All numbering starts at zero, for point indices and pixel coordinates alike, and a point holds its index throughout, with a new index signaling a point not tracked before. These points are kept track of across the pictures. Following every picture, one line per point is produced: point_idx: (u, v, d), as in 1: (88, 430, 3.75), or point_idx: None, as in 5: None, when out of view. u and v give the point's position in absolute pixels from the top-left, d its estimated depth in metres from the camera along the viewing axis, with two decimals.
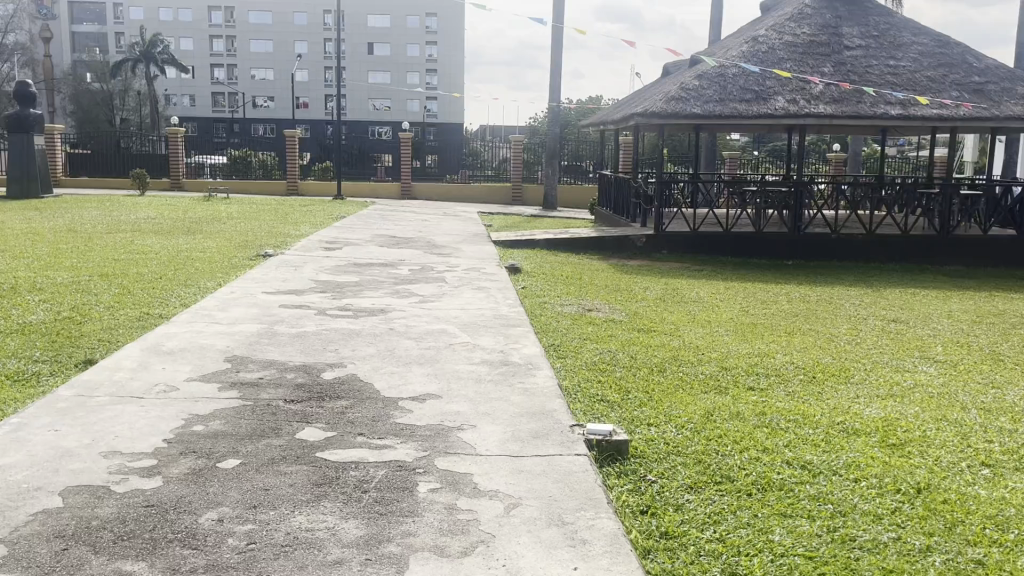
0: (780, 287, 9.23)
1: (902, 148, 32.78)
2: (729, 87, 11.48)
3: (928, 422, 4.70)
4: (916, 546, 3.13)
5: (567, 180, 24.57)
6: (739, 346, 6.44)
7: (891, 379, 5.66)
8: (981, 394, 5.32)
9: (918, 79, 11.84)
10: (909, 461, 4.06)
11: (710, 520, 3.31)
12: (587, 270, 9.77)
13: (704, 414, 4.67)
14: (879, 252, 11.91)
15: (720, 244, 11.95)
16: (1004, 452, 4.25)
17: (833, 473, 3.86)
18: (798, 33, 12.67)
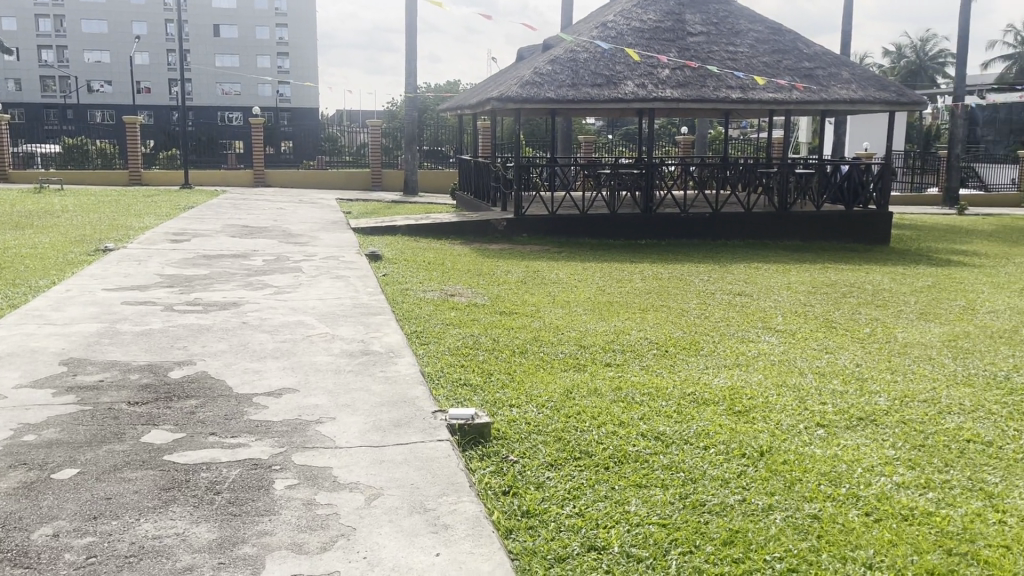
0: (635, 266, 9.53)
1: (746, 130, 34.63)
2: (580, 71, 11.72)
3: (770, 388, 5.01)
4: (759, 506, 3.33)
5: (429, 165, 24.46)
6: (597, 324, 6.63)
7: (737, 349, 5.98)
8: (815, 359, 5.73)
9: (755, 64, 12.50)
10: (754, 426, 4.31)
11: (569, 495, 3.39)
12: (448, 255, 9.76)
13: (564, 393, 4.78)
14: (727, 229, 12.53)
15: (578, 226, 12.22)
16: (836, 412, 4.58)
17: (685, 442, 4.03)
18: (644, 19, 13.08)
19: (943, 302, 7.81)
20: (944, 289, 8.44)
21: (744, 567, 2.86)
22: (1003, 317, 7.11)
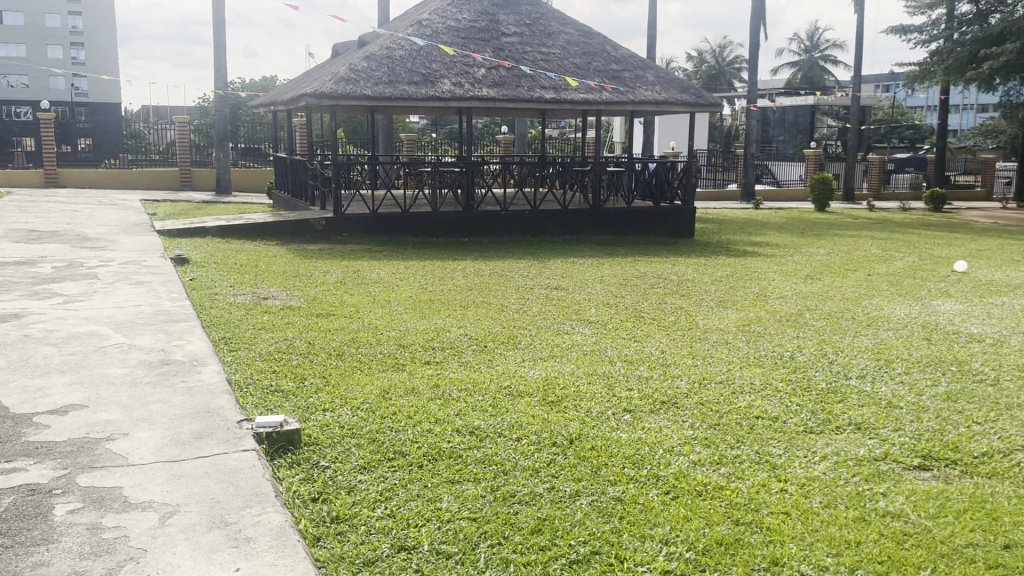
0: (455, 263, 9.58)
1: (564, 130, 35.78)
2: (397, 69, 11.63)
3: (582, 377, 5.19)
4: (566, 493, 3.43)
5: (244, 163, 23.47)
6: (417, 323, 6.60)
7: (552, 341, 6.14)
8: (625, 348, 5.99)
9: (566, 65, 12.92)
10: (566, 415, 4.44)
11: (381, 497, 3.35)
12: (262, 257, 9.39)
13: (380, 394, 4.72)
14: (546, 226, 12.89)
15: (399, 225, 12.14)
16: (641, 397, 4.82)
17: (498, 435, 4.10)
18: (459, 18, 13.19)
19: (740, 289, 8.41)
20: (740, 278, 9.10)
21: (549, 553, 2.94)
22: (791, 302, 7.75)
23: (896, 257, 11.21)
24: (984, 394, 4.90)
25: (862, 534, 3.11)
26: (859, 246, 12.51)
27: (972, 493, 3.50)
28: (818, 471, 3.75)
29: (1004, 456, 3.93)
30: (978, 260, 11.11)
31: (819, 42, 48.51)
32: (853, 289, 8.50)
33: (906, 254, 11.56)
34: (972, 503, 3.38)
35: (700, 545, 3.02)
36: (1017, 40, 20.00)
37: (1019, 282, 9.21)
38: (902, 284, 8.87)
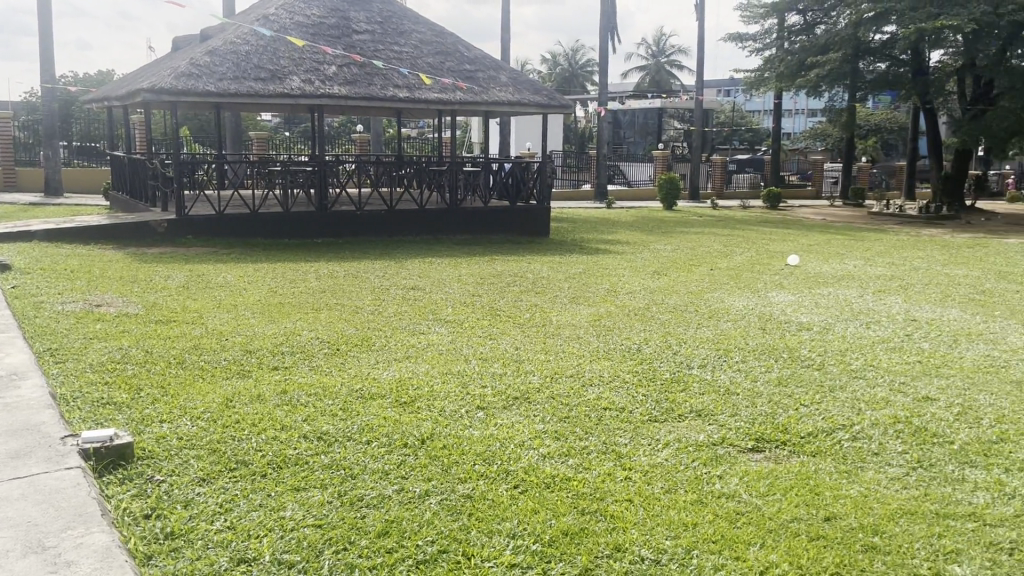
0: (307, 265, 9.33)
1: (422, 130, 35.65)
2: (242, 64, 11.20)
3: (435, 377, 5.17)
4: (416, 493, 3.40)
5: (78, 163, 21.95)
6: (266, 328, 6.37)
7: (407, 342, 6.08)
8: (480, 346, 6.01)
9: (419, 65, 12.86)
10: (417, 415, 4.40)
11: (220, 510, 3.20)
12: (96, 261, 8.80)
13: (223, 402, 4.52)
14: (402, 226, 12.80)
15: (249, 226, 11.73)
16: (495, 394, 4.85)
17: (348, 439, 4.01)
18: (308, 14, 12.87)
19: (591, 286, 8.64)
20: (592, 274, 9.35)
21: (396, 555, 2.90)
22: (639, 297, 8.04)
23: (735, 252, 11.87)
24: (811, 377, 5.25)
25: (699, 516, 3.25)
26: (703, 242, 13.12)
27: (799, 470, 3.74)
28: (661, 458, 3.89)
29: (827, 434, 4.21)
30: (808, 254, 11.94)
31: (664, 47, 50.66)
32: (696, 283, 8.92)
33: (745, 249, 12.26)
34: (797, 480, 3.61)
35: (546, 536, 3.07)
36: (839, 50, 21.64)
37: (842, 273, 9.97)
38: (740, 278, 9.39)
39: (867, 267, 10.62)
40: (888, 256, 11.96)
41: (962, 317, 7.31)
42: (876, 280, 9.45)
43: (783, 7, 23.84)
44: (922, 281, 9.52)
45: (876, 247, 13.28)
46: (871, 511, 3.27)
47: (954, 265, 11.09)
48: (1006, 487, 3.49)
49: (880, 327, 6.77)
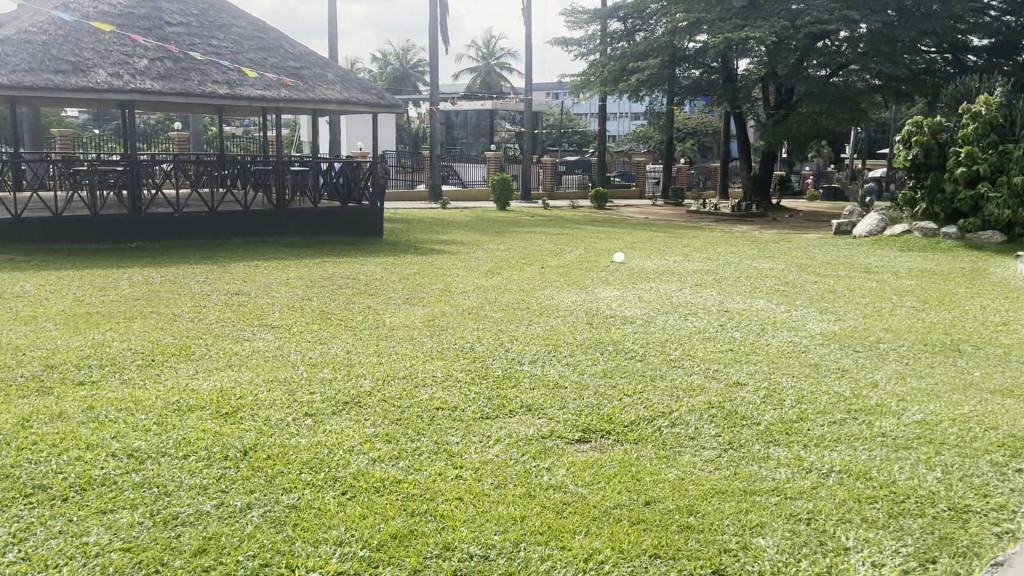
0: (120, 271, 8.72)
1: (247, 128, 34.29)
2: (39, 55, 10.31)
3: (260, 386, 4.96)
4: (237, 507, 3.25)
5: None
6: (71, 340, 5.88)
7: (230, 350, 5.81)
8: (309, 351, 5.83)
9: (240, 60, 12.35)
10: (240, 426, 4.21)
11: (12, 541, 2.92)
12: None
13: (18, 423, 4.12)
14: (226, 229, 12.23)
15: (52, 231, 10.82)
16: (323, 400, 4.72)
17: (163, 454, 3.77)
18: (114, 3, 12.06)
19: (425, 286, 8.60)
20: (426, 275, 9.32)
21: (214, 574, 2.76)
22: (473, 296, 8.09)
23: (565, 250, 12.21)
24: (634, 368, 5.48)
25: (527, 509, 3.30)
26: (534, 241, 13.43)
27: (621, 458, 3.88)
28: (491, 454, 3.93)
29: (648, 422, 4.40)
30: (632, 251, 12.48)
31: (494, 50, 51.47)
32: (528, 281, 9.10)
33: (574, 248, 12.65)
34: (621, 467, 3.75)
35: (374, 541, 3.01)
36: (657, 56, 22.79)
37: (663, 268, 10.50)
38: (569, 275, 9.68)
39: (686, 262, 11.24)
40: (704, 252, 12.73)
41: (768, 306, 7.89)
42: (693, 275, 10.02)
43: (605, 15, 24.82)
44: (733, 274, 10.20)
45: (694, 243, 14.09)
46: (687, 493, 3.44)
47: (762, 258, 11.96)
48: (804, 462, 3.79)
49: (696, 319, 7.17)
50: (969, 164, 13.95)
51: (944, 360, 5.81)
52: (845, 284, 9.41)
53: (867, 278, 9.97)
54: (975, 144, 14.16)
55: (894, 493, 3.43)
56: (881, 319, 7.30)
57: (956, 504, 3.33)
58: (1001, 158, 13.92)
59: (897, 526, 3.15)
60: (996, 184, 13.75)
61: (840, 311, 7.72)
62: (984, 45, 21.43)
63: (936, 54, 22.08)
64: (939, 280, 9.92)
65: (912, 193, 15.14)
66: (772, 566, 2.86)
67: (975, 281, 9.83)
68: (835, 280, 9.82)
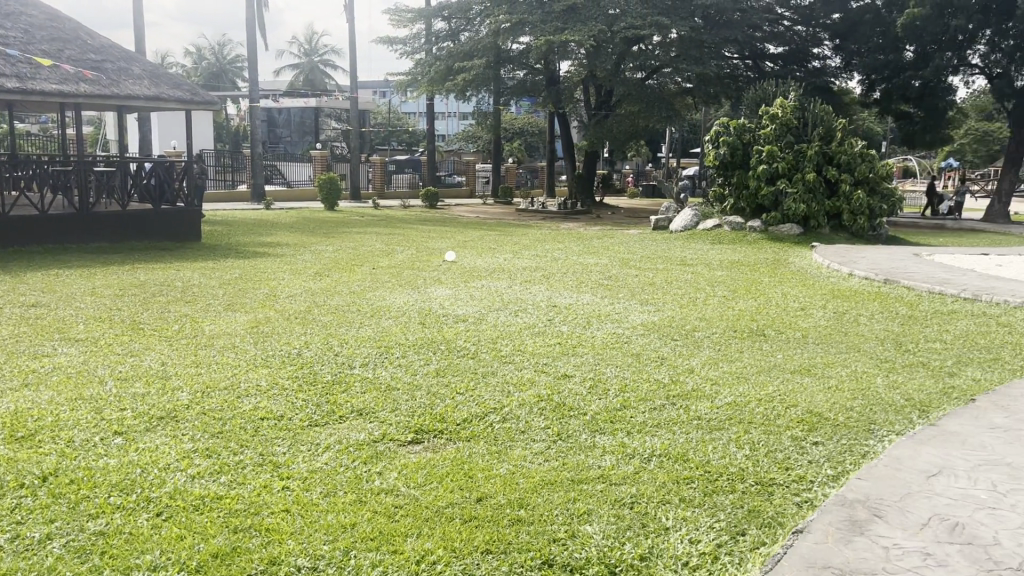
0: None
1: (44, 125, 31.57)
2: None
3: (62, 405, 4.56)
4: (35, 539, 2.97)
5: None
6: None
7: (26, 368, 5.30)
8: (118, 365, 5.43)
9: (32, 51, 11.33)
10: (39, 450, 3.85)
11: None
12: None
13: None
14: (20, 235, 11.18)
15: None
16: (135, 417, 4.41)
17: None
18: None
19: (248, 291, 8.25)
20: (249, 279, 8.94)
21: None
22: (299, 300, 7.84)
23: (396, 250, 12.10)
24: (466, 366, 5.50)
25: (358, 515, 3.23)
26: (364, 242, 13.21)
27: (454, 456, 3.88)
28: (320, 462, 3.81)
29: (479, 419, 4.44)
30: (463, 250, 12.56)
31: (316, 46, 50.19)
32: (357, 283, 8.94)
33: (405, 247, 12.57)
34: (453, 466, 3.74)
35: (194, 563, 2.85)
36: (482, 56, 23.02)
37: (493, 266, 10.64)
38: (400, 275, 9.59)
39: (515, 259, 11.45)
40: (533, 248, 13.01)
41: (594, 300, 8.18)
42: (522, 271, 10.21)
43: (430, 14, 24.85)
44: (561, 270, 10.50)
45: (523, 241, 14.38)
46: (518, 486, 3.50)
47: (587, 254, 12.39)
48: (627, 448, 3.95)
49: (526, 315, 7.33)
50: (769, 162, 15.10)
51: (752, 345, 6.25)
52: (663, 277, 9.93)
53: (684, 271, 10.57)
54: (774, 143, 15.35)
55: (708, 472, 3.65)
56: (696, 309, 7.75)
57: (762, 478, 3.59)
58: (797, 157, 15.17)
59: (711, 503, 3.34)
60: (793, 180, 14.97)
61: (659, 303, 8.12)
62: (779, 53, 23.26)
63: (739, 60, 23.74)
64: (746, 271, 10.68)
65: (721, 190, 16.16)
66: (598, 551, 2.95)
67: (777, 271, 10.65)
68: (653, 273, 10.33)
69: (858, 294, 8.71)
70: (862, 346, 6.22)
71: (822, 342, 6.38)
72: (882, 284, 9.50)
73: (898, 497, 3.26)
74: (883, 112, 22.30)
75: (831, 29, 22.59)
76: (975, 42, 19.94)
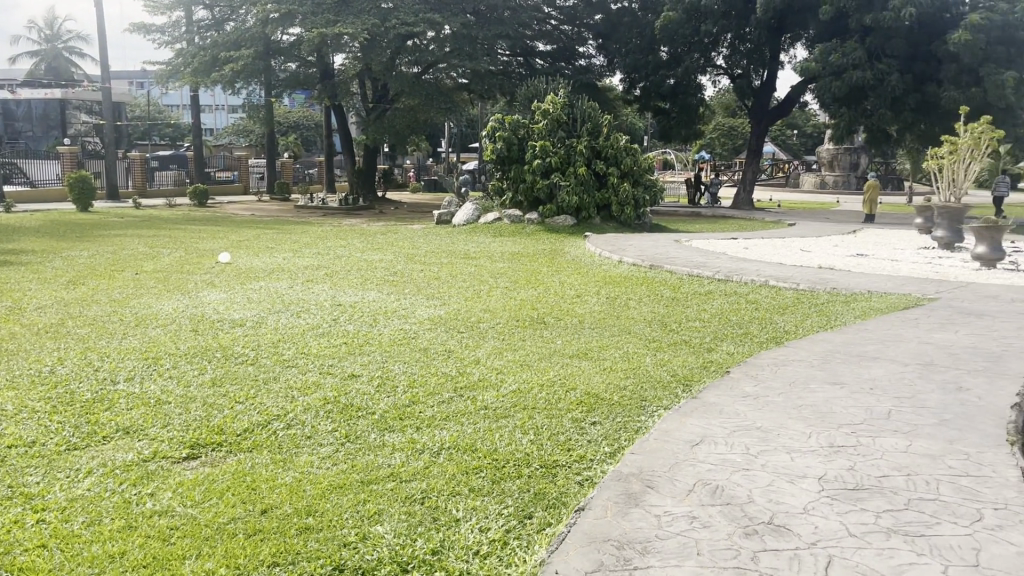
0: None
1: None
2: None
3: None
4: None
5: None
6: None
7: None
8: None
9: None
10: None
11: None
12: None
13: None
14: None
15: None
16: None
17: None
18: None
19: None
20: None
21: None
22: (50, 312, 7.10)
23: (162, 253, 11.28)
24: (245, 373, 5.24)
25: (127, 543, 2.98)
26: (125, 245, 12.22)
27: (235, 469, 3.68)
28: (82, 489, 3.47)
29: (262, 427, 4.24)
30: (238, 250, 11.97)
31: (59, 31, 45.62)
32: (119, 290, 8.25)
33: (173, 250, 11.76)
34: (233, 479, 3.55)
35: None
36: (250, 46, 22.13)
37: (271, 266, 10.23)
38: (169, 280, 8.95)
39: (295, 258, 11.08)
40: (313, 247, 12.66)
41: (378, 297, 8.09)
42: (303, 271, 9.91)
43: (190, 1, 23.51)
44: (343, 267, 10.30)
45: (302, 239, 13.97)
46: (305, 494, 3.38)
47: (370, 251, 12.25)
48: (416, 444, 3.95)
49: (309, 315, 7.11)
50: (543, 156, 15.70)
51: (534, 333, 6.47)
52: (448, 271, 10.03)
53: (467, 263, 10.75)
54: (547, 139, 15.98)
55: (496, 460, 3.73)
56: (480, 301, 7.90)
57: (547, 461, 3.73)
58: (568, 151, 15.89)
59: (499, 490, 3.42)
60: (566, 174, 15.68)
61: (444, 296, 8.20)
62: (548, 50, 24.20)
63: (511, 57, 24.43)
64: (526, 261, 11.05)
65: (500, 183, 16.58)
66: (390, 551, 2.91)
67: (555, 261, 11.11)
68: (437, 267, 10.41)
69: (628, 280, 9.29)
70: (633, 328, 6.64)
71: (596, 326, 6.74)
72: (649, 269, 10.20)
73: (667, 468, 3.51)
74: (644, 108, 23.92)
75: (594, 30, 23.85)
76: (719, 45, 21.89)
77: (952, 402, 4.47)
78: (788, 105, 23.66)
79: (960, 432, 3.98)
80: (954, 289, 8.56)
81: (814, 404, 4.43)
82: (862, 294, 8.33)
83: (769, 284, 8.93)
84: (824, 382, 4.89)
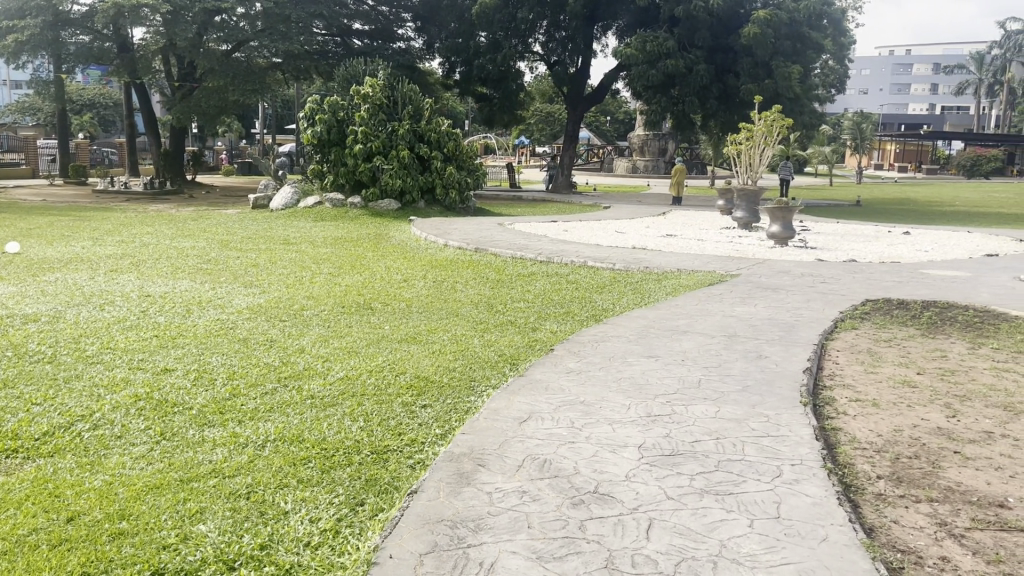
0: None
1: None
2: None
3: None
4: None
5: None
6: None
7: None
8: None
9: None
10: None
11: None
12: None
13: None
14: None
15: None
16: None
17: None
18: None
19: None
20: None
21: None
22: None
23: None
24: (41, 373, 4.79)
25: None
26: None
27: (33, 477, 3.36)
28: None
29: (64, 430, 3.90)
30: (28, 238, 10.93)
31: None
32: None
33: None
34: (33, 487, 3.25)
35: None
36: (35, 16, 20.24)
37: (68, 256, 9.37)
38: None
39: (96, 247, 10.23)
40: (116, 234, 11.80)
41: (191, 287, 7.64)
42: (106, 260, 9.20)
43: None
44: (151, 256, 9.68)
45: (103, 226, 12.93)
46: (117, 498, 3.15)
47: (179, 237, 11.58)
48: (239, 439, 3.78)
49: (114, 308, 6.61)
50: (364, 140, 15.39)
51: (361, 319, 6.36)
52: (267, 258, 9.62)
53: (288, 250, 10.35)
54: (367, 122, 15.67)
55: (325, 449, 3.65)
56: (302, 288, 7.67)
57: (377, 447, 3.70)
58: (389, 135, 15.69)
59: (329, 480, 3.35)
60: (388, 157, 15.48)
61: (263, 284, 7.88)
62: (365, 30, 23.57)
63: (327, 36, 23.65)
64: (350, 247, 10.81)
65: (319, 166, 16.08)
66: (214, 549, 2.78)
67: (379, 245, 10.98)
68: (256, 254, 10.01)
69: (452, 264, 9.30)
70: (460, 311, 6.70)
71: (423, 310, 6.72)
72: (474, 251, 10.33)
73: (497, 445, 3.58)
74: (465, 93, 24.09)
75: (413, 11, 23.64)
76: (536, 31, 22.57)
77: (753, 369, 4.85)
78: (601, 93, 24.59)
79: (761, 396, 4.34)
80: (752, 266, 9.27)
81: (631, 377, 4.67)
82: (671, 273, 8.84)
83: (588, 265, 9.28)
84: (640, 355, 5.17)
